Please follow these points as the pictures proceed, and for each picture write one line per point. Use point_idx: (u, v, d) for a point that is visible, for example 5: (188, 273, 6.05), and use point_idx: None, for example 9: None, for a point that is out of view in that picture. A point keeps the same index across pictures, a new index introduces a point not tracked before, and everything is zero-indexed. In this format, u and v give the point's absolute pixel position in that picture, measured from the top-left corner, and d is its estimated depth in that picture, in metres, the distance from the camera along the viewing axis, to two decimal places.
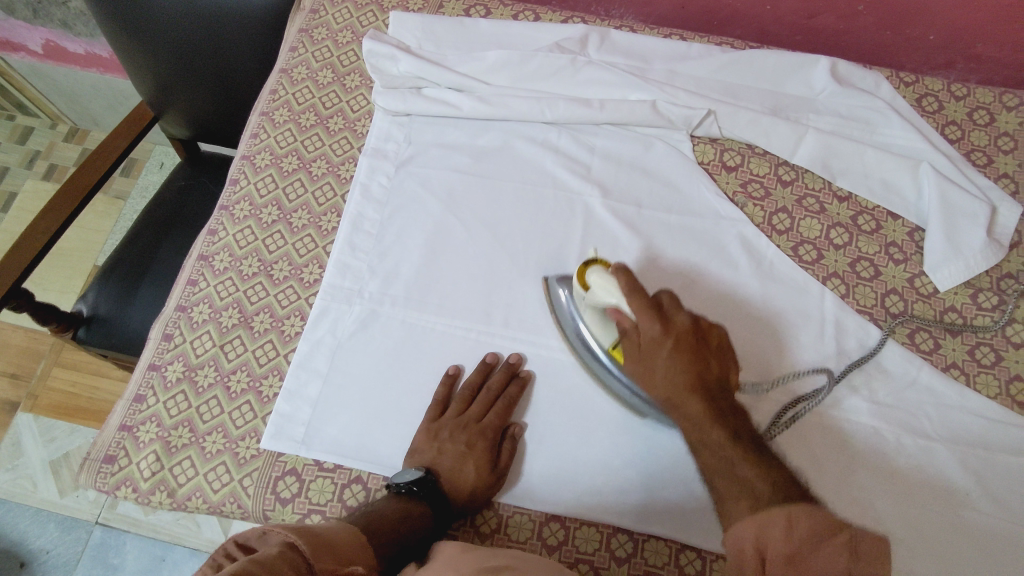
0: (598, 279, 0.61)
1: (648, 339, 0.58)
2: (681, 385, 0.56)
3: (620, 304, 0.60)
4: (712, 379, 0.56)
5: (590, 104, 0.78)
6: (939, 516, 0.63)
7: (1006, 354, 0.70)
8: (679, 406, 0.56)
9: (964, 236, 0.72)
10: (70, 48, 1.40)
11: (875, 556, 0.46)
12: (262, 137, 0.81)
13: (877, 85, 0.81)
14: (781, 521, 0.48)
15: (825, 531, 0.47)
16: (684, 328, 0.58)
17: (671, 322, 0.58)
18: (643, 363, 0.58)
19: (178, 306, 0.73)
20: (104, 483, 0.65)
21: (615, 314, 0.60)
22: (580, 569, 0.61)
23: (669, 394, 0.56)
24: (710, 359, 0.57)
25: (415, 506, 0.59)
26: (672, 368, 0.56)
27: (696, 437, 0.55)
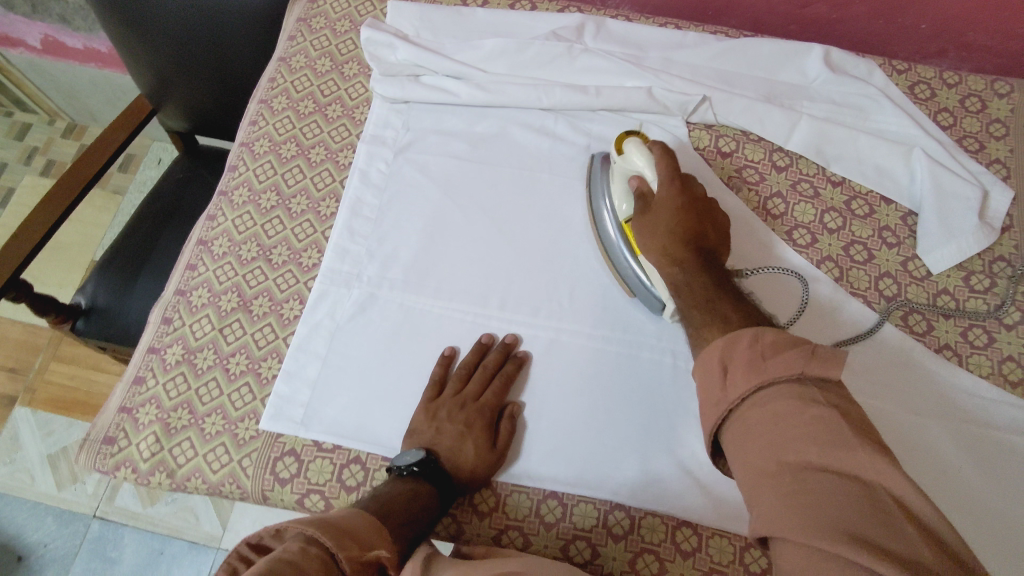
0: (634, 146, 0.67)
1: (662, 193, 0.63)
2: (675, 237, 0.61)
3: (645, 168, 0.65)
4: (707, 244, 0.61)
5: (586, 91, 0.79)
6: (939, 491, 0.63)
7: (998, 336, 0.70)
8: (671, 255, 0.61)
9: (956, 220, 0.73)
10: (69, 43, 1.40)
11: (834, 357, 0.47)
12: (261, 124, 0.81)
13: (870, 73, 0.81)
14: (747, 339, 0.50)
15: (788, 344, 0.48)
16: (697, 195, 0.63)
17: (687, 189, 0.63)
18: (648, 219, 0.64)
19: (177, 290, 0.73)
20: (104, 464, 0.65)
21: (637, 180, 0.66)
22: (578, 545, 0.62)
23: (663, 244, 0.62)
24: (709, 226, 0.62)
25: (420, 487, 0.59)
26: (674, 221, 0.62)
27: (679, 280, 0.60)
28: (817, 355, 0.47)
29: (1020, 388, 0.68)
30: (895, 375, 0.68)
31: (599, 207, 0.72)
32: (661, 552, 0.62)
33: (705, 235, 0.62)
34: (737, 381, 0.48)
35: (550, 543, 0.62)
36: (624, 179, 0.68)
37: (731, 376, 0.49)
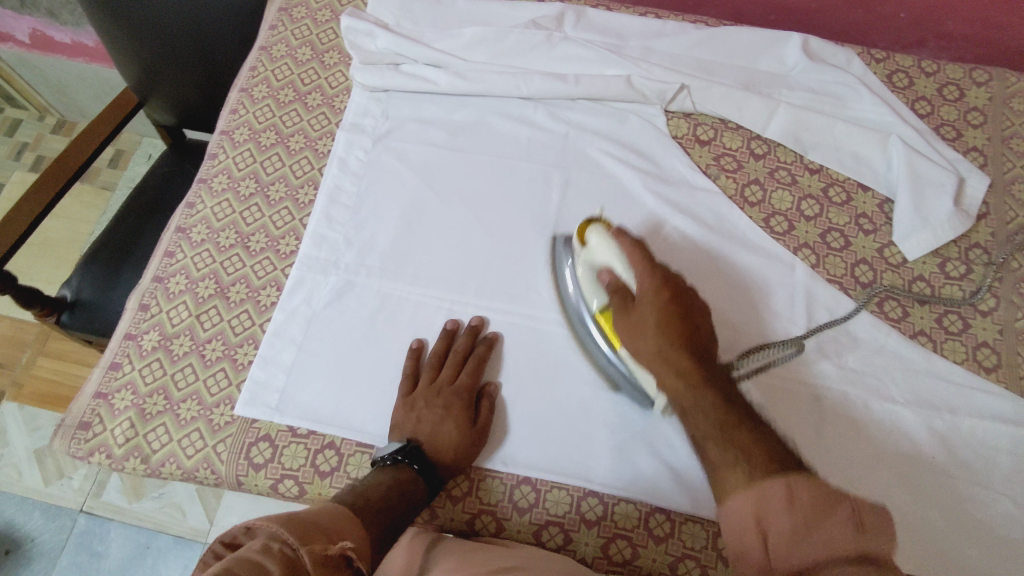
0: (597, 236, 0.64)
1: (643, 290, 0.58)
2: (670, 341, 0.56)
3: (613, 261, 0.62)
4: (701, 344, 0.56)
5: (565, 79, 0.79)
6: (903, 491, 0.63)
7: (974, 322, 0.71)
8: (668, 360, 0.55)
9: (931, 208, 0.73)
10: (57, 37, 1.40)
11: (885, 529, 0.44)
12: (241, 113, 0.81)
13: (849, 61, 0.82)
14: (781, 499, 0.47)
15: (825, 504, 0.46)
16: (678, 283, 0.59)
17: (668, 279, 0.59)
18: (632, 316, 0.59)
19: (155, 277, 0.73)
20: (78, 449, 0.65)
21: (608, 274, 0.62)
22: (551, 531, 0.63)
23: (656, 349, 0.56)
24: (699, 316, 0.58)
25: (404, 473, 0.59)
26: (662, 320, 0.56)
27: (685, 402, 0.54)
28: (868, 527, 0.44)
29: (994, 373, 0.68)
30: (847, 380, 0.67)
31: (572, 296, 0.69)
32: (634, 538, 0.62)
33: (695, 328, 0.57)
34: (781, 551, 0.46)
35: (523, 528, 0.63)
36: (592, 271, 0.65)
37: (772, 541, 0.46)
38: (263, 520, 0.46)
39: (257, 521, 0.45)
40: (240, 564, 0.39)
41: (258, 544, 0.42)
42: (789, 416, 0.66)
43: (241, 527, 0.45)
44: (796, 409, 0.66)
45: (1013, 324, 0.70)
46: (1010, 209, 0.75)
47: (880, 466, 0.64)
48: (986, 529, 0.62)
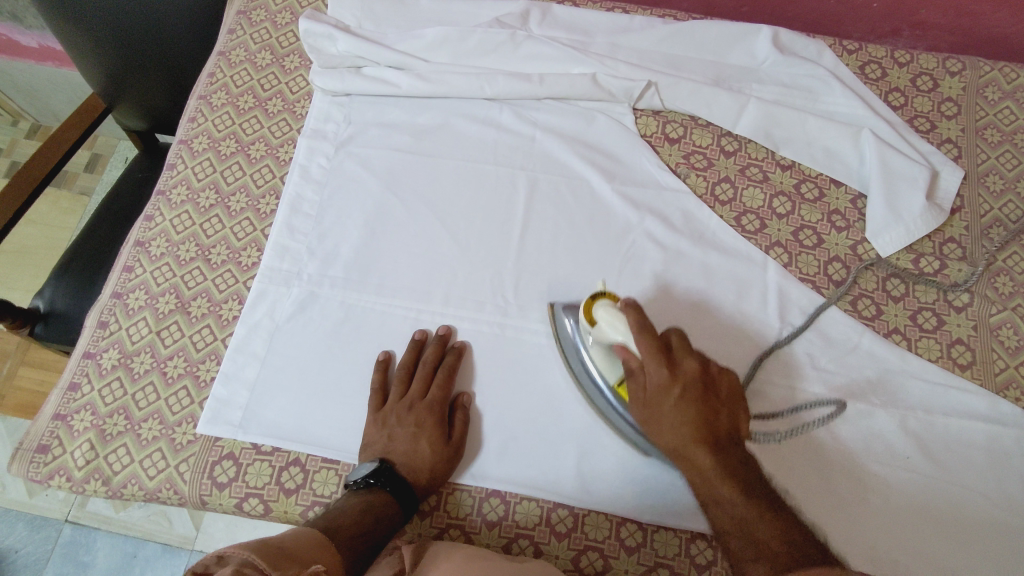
0: (607, 314, 0.57)
1: (654, 384, 0.55)
2: (687, 436, 0.53)
3: (628, 341, 0.56)
4: (722, 429, 0.54)
5: (530, 79, 0.77)
6: (839, 473, 0.63)
7: (948, 318, 0.70)
8: (688, 456, 0.53)
9: (904, 203, 0.72)
10: (23, 42, 1.38)
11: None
12: (200, 121, 0.80)
13: (819, 54, 0.80)
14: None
15: None
16: (691, 375, 0.54)
17: (678, 369, 0.55)
18: (650, 407, 0.55)
19: (114, 293, 0.72)
20: (36, 473, 0.64)
21: (621, 353, 0.57)
22: (521, 543, 0.62)
23: (676, 444, 0.54)
24: (718, 403, 0.54)
25: (376, 497, 0.57)
26: (679, 415, 0.53)
27: (699, 483, 0.53)
28: None
29: (968, 371, 0.68)
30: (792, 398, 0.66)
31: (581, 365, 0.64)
32: (605, 549, 0.61)
33: (715, 420, 0.54)
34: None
35: (493, 542, 0.62)
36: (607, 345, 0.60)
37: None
38: (234, 546, 0.42)
39: (229, 548, 0.41)
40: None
41: (230, 570, 0.38)
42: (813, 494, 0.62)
43: (211, 556, 0.41)
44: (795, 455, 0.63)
45: (987, 319, 0.69)
46: (984, 202, 0.74)
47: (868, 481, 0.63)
48: (954, 538, 0.61)
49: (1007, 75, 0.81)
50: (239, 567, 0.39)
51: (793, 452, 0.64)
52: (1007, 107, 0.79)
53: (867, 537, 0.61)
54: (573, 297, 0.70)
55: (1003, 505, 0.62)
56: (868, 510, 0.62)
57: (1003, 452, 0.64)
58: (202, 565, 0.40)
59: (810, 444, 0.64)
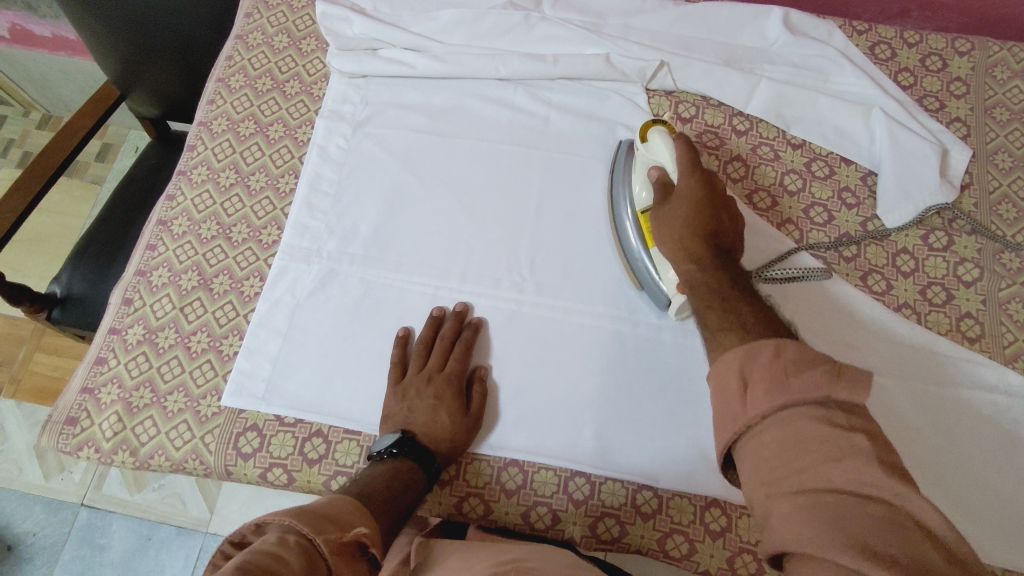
0: (662, 138, 0.64)
1: (682, 187, 0.60)
2: (693, 230, 0.58)
3: (669, 158, 0.63)
4: (722, 239, 0.59)
5: (544, 58, 0.78)
6: (833, 332, 0.68)
7: (958, 292, 0.71)
8: (686, 251, 0.58)
9: (913, 180, 0.73)
10: (37, 32, 1.39)
11: (859, 375, 0.44)
12: (218, 103, 0.81)
13: (830, 34, 0.81)
14: (769, 350, 0.47)
15: (811, 360, 0.45)
16: (719, 190, 0.60)
17: (709, 183, 0.60)
18: (668, 209, 0.61)
19: (138, 271, 0.73)
20: (65, 445, 0.65)
21: (658, 171, 0.63)
22: (538, 511, 0.63)
23: (678, 238, 0.59)
24: (727, 221, 0.60)
25: (402, 465, 0.59)
26: (693, 213, 0.59)
27: (696, 278, 0.57)
28: (844, 374, 0.44)
29: (977, 344, 0.69)
30: (806, 307, 0.69)
31: (616, 196, 0.71)
32: (621, 516, 0.63)
33: (721, 231, 0.59)
34: (755, 397, 0.45)
35: (511, 510, 0.63)
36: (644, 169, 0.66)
37: (751, 391, 0.46)
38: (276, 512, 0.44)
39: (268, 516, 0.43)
40: (257, 555, 0.37)
41: (274, 537, 0.40)
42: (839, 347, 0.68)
43: (251, 523, 0.42)
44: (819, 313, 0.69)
45: (996, 294, 0.71)
46: (993, 179, 0.75)
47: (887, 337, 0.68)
48: (963, 505, 0.62)
49: (1015, 55, 0.82)
50: (280, 533, 0.41)
51: (808, 311, 0.69)
52: (1015, 86, 0.80)
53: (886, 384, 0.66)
54: (588, 273, 0.71)
55: (1011, 474, 0.63)
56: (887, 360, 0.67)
57: (1010, 423, 0.65)
58: (241, 534, 0.41)
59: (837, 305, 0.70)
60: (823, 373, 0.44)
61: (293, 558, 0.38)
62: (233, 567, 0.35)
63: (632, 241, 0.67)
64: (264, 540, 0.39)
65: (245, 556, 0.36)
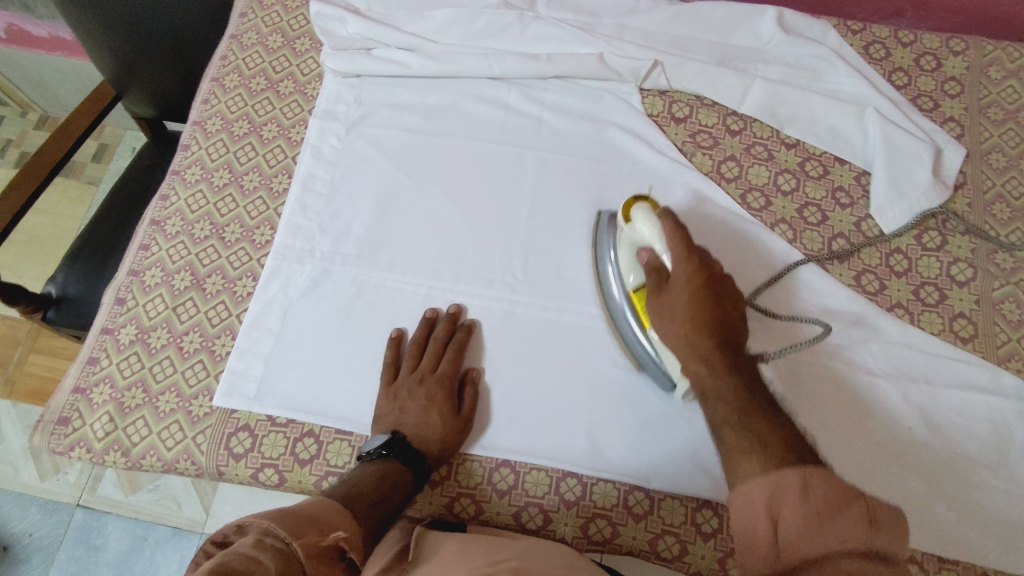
0: (645, 216, 0.59)
1: (679, 277, 0.55)
2: (695, 326, 0.53)
3: (655, 240, 0.58)
4: (730, 331, 0.53)
5: (538, 58, 0.78)
6: (830, 412, 0.65)
7: (951, 292, 0.71)
8: (693, 348, 0.53)
9: (907, 180, 0.73)
10: (33, 32, 1.39)
11: (894, 522, 0.42)
12: (212, 103, 0.81)
13: (824, 34, 0.81)
14: (795, 486, 0.45)
15: (841, 500, 0.43)
16: (715, 273, 0.55)
17: (705, 267, 0.55)
18: (664, 298, 0.56)
19: (130, 271, 0.73)
20: (58, 445, 0.65)
21: (647, 253, 0.59)
22: (530, 511, 0.63)
23: (681, 336, 0.54)
24: (731, 306, 0.54)
25: (390, 466, 0.59)
26: (692, 305, 0.54)
27: (707, 380, 0.52)
28: (878, 522, 0.42)
29: (970, 344, 0.69)
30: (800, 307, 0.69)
31: (604, 273, 0.68)
32: (613, 517, 0.63)
33: (727, 323, 0.53)
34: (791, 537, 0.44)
35: (503, 510, 0.63)
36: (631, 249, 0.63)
37: (784, 529, 0.44)
38: (255, 514, 0.44)
39: (248, 518, 0.43)
40: (233, 557, 0.37)
41: (250, 538, 0.40)
42: (836, 432, 0.65)
43: (230, 526, 0.42)
44: (814, 388, 0.66)
45: (989, 294, 0.70)
46: (986, 178, 0.75)
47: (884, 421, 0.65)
48: (955, 509, 0.62)
49: (1010, 54, 0.81)
50: (258, 535, 0.41)
51: (801, 391, 0.66)
52: (1010, 85, 0.80)
53: (882, 473, 0.63)
54: (581, 273, 0.71)
55: (1003, 477, 0.63)
56: (884, 447, 0.64)
57: (1003, 425, 0.65)
58: (222, 534, 0.42)
59: (832, 385, 0.66)
60: (857, 522, 0.42)
61: (269, 559, 0.38)
62: (209, 568, 0.35)
63: (630, 325, 0.64)
64: (242, 542, 0.39)
65: (221, 558, 0.36)
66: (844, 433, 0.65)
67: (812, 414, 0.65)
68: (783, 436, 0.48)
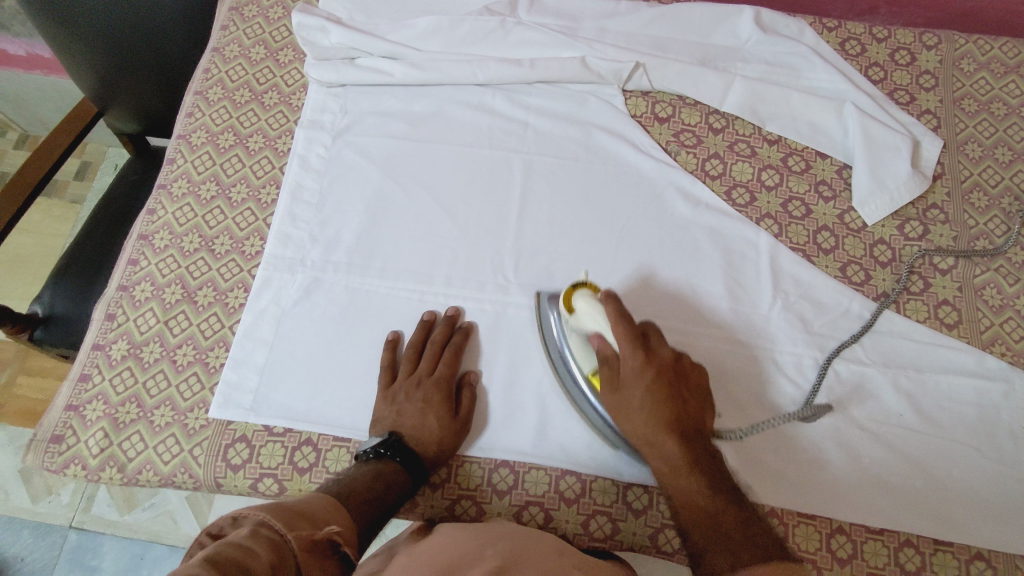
0: (586, 304, 0.60)
1: (630, 368, 0.58)
2: (661, 421, 0.56)
3: (604, 330, 0.60)
4: (689, 420, 0.57)
5: (521, 63, 0.79)
6: (846, 501, 0.63)
7: (934, 280, 0.72)
8: (655, 441, 0.57)
9: (887, 172, 0.75)
10: (11, 51, 1.37)
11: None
12: (197, 116, 0.81)
13: (800, 32, 0.83)
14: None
15: None
16: (662, 362, 0.59)
17: (652, 356, 0.59)
18: (620, 393, 0.59)
19: (120, 286, 0.72)
20: (52, 463, 0.65)
21: (597, 341, 0.60)
22: (531, 510, 0.64)
23: (646, 429, 0.57)
24: (684, 394, 0.58)
25: (386, 466, 0.59)
26: (650, 402, 0.57)
27: (674, 479, 0.55)
28: None
29: (955, 330, 0.70)
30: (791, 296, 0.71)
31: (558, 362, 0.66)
32: (613, 513, 0.63)
33: (684, 411, 0.57)
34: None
35: (503, 510, 0.64)
36: (582, 337, 0.63)
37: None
38: (251, 507, 0.44)
39: (244, 510, 0.43)
40: (228, 548, 0.37)
41: (246, 530, 0.40)
42: (854, 511, 0.63)
43: (226, 518, 0.42)
44: (827, 486, 0.64)
45: (971, 281, 0.72)
46: (964, 168, 0.77)
47: (896, 478, 0.64)
48: (947, 491, 0.63)
49: (981, 47, 0.83)
50: (254, 527, 0.41)
51: (810, 485, 0.64)
52: (983, 77, 0.82)
53: (904, 522, 0.62)
54: (573, 273, 0.72)
55: (993, 459, 0.65)
56: (901, 504, 0.63)
57: (991, 408, 0.66)
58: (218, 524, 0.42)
59: (844, 460, 0.65)
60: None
61: (264, 551, 0.38)
62: (202, 559, 0.35)
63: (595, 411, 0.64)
64: (236, 533, 0.40)
65: (216, 550, 0.36)
66: (864, 516, 0.63)
67: (828, 498, 0.63)
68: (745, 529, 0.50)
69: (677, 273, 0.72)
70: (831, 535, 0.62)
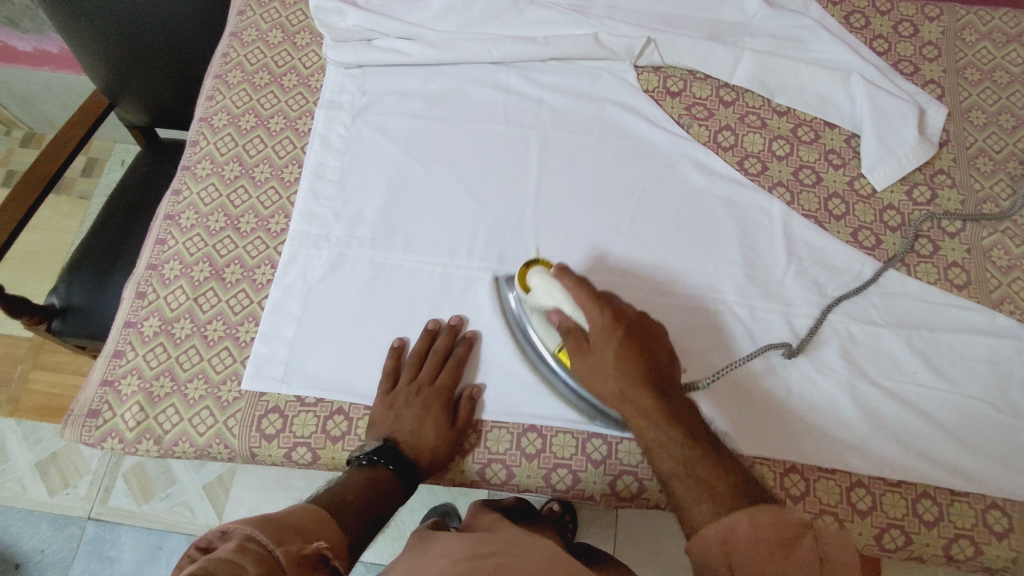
0: (542, 281, 0.62)
1: (597, 330, 0.59)
2: (633, 379, 0.57)
3: (562, 303, 0.61)
4: (661, 373, 0.58)
5: (534, 41, 0.81)
6: (866, 456, 0.65)
7: (943, 243, 0.74)
8: (633, 400, 0.57)
9: (895, 139, 0.77)
10: (19, 47, 1.37)
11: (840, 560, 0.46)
12: (217, 99, 0.82)
13: (806, 6, 0.84)
14: (745, 524, 0.48)
15: (786, 534, 0.47)
16: (628, 319, 0.59)
17: (617, 315, 0.59)
18: (591, 357, 0.59)
19: (148, 265, 0.74)
20: (89, 437, 0.66)
21: (557, 314, 0.61)
22: (560, 473, 0.66)
23: (619, 388, 0.57)
24: (655, 348, 0.59)
25: (378, 473, 0.61)
26: (620, 359, 0.57)
27: (653, 437, 0.56)
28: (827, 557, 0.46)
29: (965, 290, 0.72)
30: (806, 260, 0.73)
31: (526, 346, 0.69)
32: (640, 473, 0.66)
33: (654, 365, 0.58)
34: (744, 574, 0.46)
35: (532, 473, 0.66)
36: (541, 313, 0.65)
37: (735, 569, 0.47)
38: (239, 521, 0.46)
39: (231, 523, 0.45)
40: (215, 560, 0.39)
41: (233, 543, 0.42)
42: (874, 464, 0.65)
43: (215, 531, 0.45)
44: (846, 438, 0.66)
45: (979, 243, 0.74)
46: (968, 135, 0.79)
47: (914, 434, 0.66)
48: (963, 443, 0.65)
49: (981, 18, 0.86)
50: (241, 540, 0.43)
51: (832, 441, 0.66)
52: (984, 47, 0.84)
53: (924, 474, 0.64)
54: (591, 242, 0.73)
55: (1007, 412, 0.67)
56: (921, 457, 0.65)
57: (1003, 364, 0.68)
58: (207, 540, 0.44)
59: (864, 416, 0.67)
60: (808, 556, 0.46)
61: (251, 562, 0.40)
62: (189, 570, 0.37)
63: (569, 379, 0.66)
64: (225, 546, 0.42)
65: (202, 560, 0.38)
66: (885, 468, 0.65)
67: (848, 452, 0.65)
68: (729, 482, 0.52)
69: (683, 216, 0.75)
70: (850, 489, 0.65)
